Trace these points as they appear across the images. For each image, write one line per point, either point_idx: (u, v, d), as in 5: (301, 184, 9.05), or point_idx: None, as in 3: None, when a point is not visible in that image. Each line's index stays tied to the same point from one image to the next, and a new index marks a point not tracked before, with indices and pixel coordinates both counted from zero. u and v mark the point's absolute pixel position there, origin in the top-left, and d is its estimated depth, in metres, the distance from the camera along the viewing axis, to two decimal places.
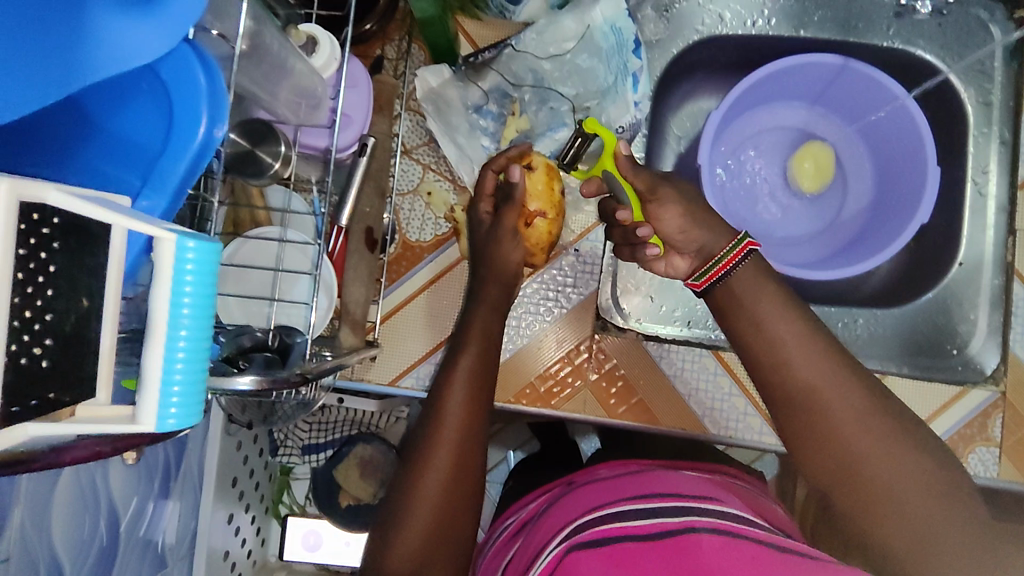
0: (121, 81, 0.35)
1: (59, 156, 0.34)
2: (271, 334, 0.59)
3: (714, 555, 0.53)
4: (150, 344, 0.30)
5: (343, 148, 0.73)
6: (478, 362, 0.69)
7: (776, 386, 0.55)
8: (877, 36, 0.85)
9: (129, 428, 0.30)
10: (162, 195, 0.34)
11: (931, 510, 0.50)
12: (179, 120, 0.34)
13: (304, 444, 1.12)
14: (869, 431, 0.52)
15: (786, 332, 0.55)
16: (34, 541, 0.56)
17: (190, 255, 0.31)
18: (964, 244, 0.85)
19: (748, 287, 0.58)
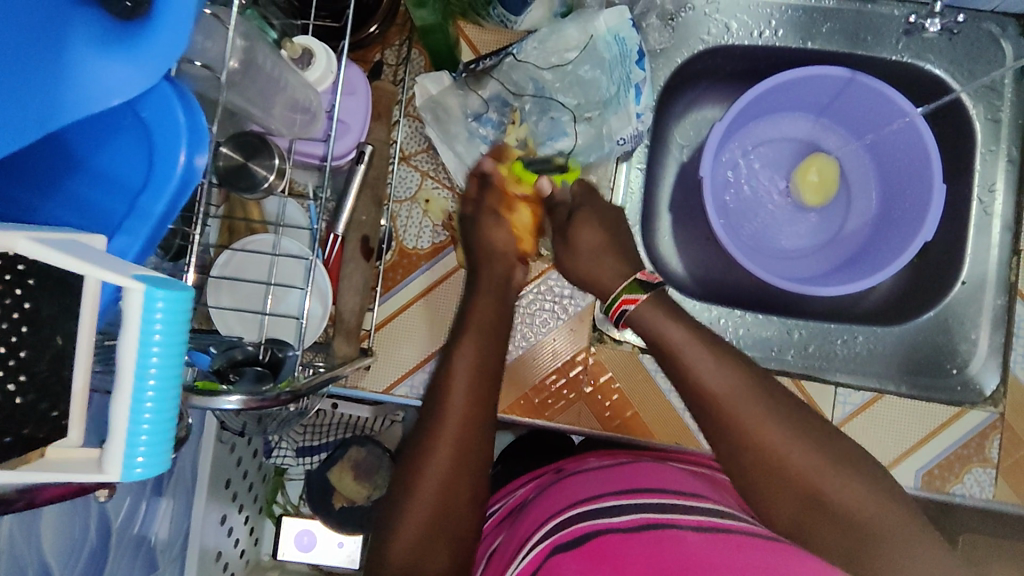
0: (104, 118, 0.35)
1: (42, 192, 0.35)
2: (262, 347, 0.59)
3: (699, 547, 0.53)
4: (118, 393, 0.29)
5: (340, 156, 0.73)
6: (476, 361, 0.69)
7: (727, 441, 0.60)
8: (886, 49, 0.84)
9: (93, 476, 0.29)
10: (137, 235, 0.33)
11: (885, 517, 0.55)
12: (159, 155, 0.34)
13: (299, 446, 1.10)
14: (809, 457, 0.58)
15: (730, 387, 0.60)
16: (24, 548, 0.55)
17: (157, 306, 0.29)
18: (968, 264, 0.84)
19: (687, 347, 0.63)
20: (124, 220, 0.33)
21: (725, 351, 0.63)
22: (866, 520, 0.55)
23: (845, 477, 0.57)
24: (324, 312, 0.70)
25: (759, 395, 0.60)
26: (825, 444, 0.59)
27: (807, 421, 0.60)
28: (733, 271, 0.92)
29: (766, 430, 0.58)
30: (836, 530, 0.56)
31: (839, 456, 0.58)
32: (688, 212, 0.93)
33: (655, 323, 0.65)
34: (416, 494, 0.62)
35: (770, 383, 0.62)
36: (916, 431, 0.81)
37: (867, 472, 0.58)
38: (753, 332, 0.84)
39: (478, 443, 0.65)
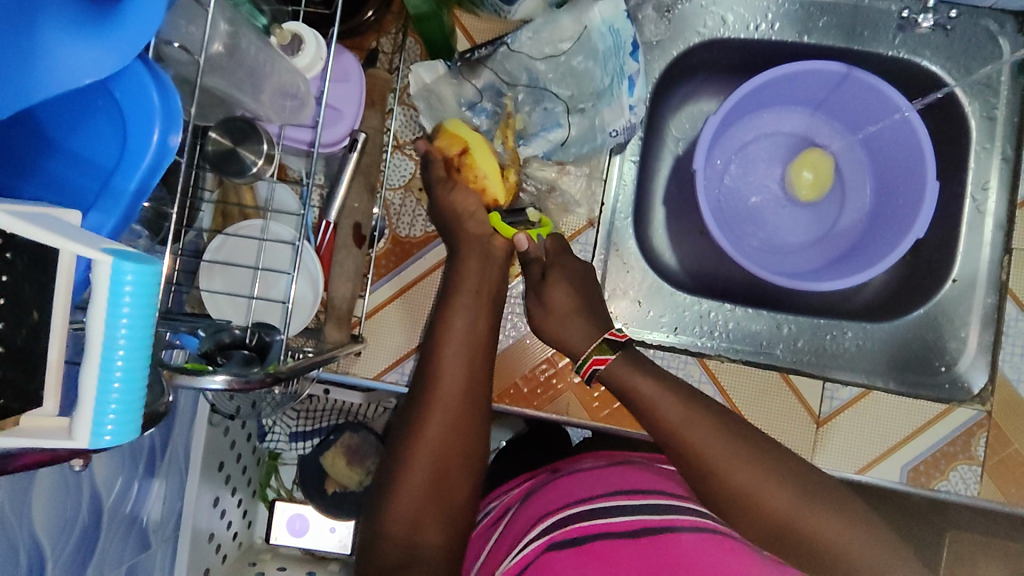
0: (79, 99, 0.36)
1: (16, 169, 0.35)
2: (249, 331, 0.59)
3: (694, 548, 0.57)
4: (87, 364, 0.30)
5: (331, 145, 0.74)
6: (467, 333, 0.72)
7: (700, 482, 0.62)
8: (882, 45, 0.84)
9: (63, 443, 0.30)
10: (112, 211, 0.35)
11: (822, 516, 0.59)
12: (132, 133, 0.35)
13: (292, 431, 1.14)
14: (747, 467, 0.61)
15: (677, 416, 0.65)
16: (14, 524, 0.56)
17: (127, 277, 0.30)
18: (959, 261, 0.84)
19: (657, 398, 0.67)
20: (98, 198, 0.35)
21: (691, 398, 0.67)
22: (837, 549, 0.58)
23: (814, 508, 0.59)
24: (315, 297, 0.71)
25: (722, 435, 0.63)
26: (768, 456, 0.63)
27: (773, 456, 0.63)
28: (726, 265, 0.92)
29: (733, 469, 0.61)
30: (809, 558, 0.59)
31: (808, 489, 0.61)
32: (681, 205, 0.93)
33: (624, 377, 0.69)
34: (409, 473, 0.64)
35: (736, 422, 0.65)
36: (901, 428, 0.81)
37: (837, 500, 0.60)
38: (742, 326, 0.85)
39: (472, 422, 0.68)
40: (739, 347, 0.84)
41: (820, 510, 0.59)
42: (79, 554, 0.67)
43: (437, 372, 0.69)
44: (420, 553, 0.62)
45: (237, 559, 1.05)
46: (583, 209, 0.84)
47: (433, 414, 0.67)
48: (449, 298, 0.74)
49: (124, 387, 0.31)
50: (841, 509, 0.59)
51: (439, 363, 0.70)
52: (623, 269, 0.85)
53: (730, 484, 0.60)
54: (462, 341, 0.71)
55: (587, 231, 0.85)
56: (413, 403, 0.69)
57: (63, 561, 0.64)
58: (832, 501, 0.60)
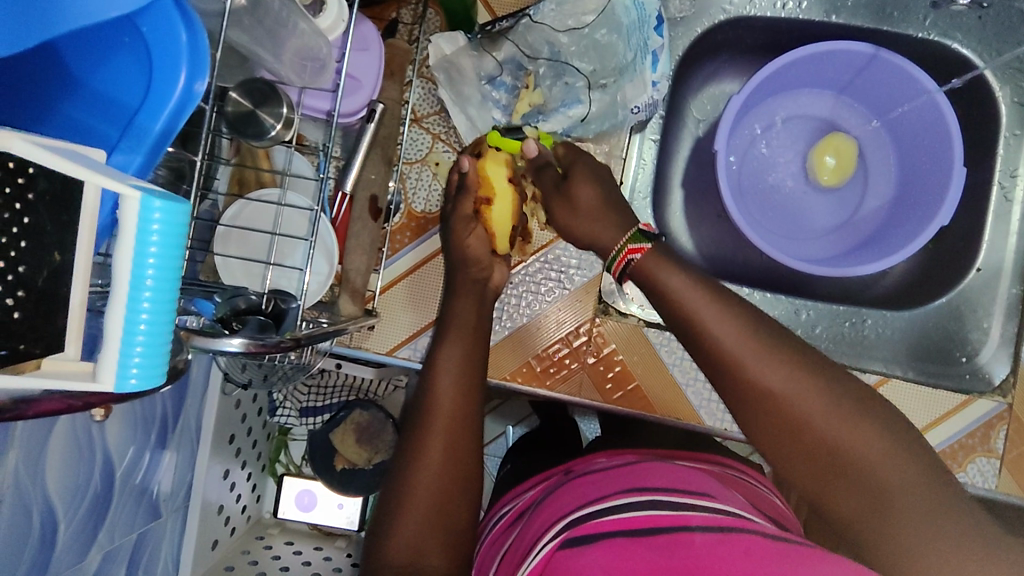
0: (106, 34, 0.35)
1: (40, 108, 0.36)
2: (265, 298, 0.58)
3: (707, 550, 0.52)
4: (113, 302, 0.30)
5: (349, 115, 0.73)
6: (462, 362, 0.72)
7: (728, 382, 0.55)
8: (912, 26, 0.82)
9: (88, 386, 0.30)
10: (137, 150, 0.34)
11: (815, 397, 0.52)
12: (157, 75, 0.34)
13: (301, 406, 1.13)
14: (748, 338, 0.55)
15: (683, 284, 0.59)
16: (28, 485, 0.56)
17: (155, 216, 0.30)
18: (984, 251, 0.82)
19: (682, 291, 0.59)
20: (122, 136, 0.34)
21: (724, 294, 0.59)
22: (878, 464, 0.49)
23: (813, 390, 0.52)
24: (331, 269, 0.70)
25: (755, 330, 0.55)
26: (775, 337, 0.55)
27: (813, 359, 0.54)
28: (744, 249, 0.91)
29: (765, 367, 0.53)
30: (847, 481, 0.50)
31: (851, 400, 0.52)
32: (700, 187, 0.92)
33: (652, 266, 0.62)
34: (407, 505, 0.63)
35: (773, 324, 0.56)
36: (921, 418, 0.80)
37: (882, 413, 0.52)
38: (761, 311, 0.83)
39: (467, 443, 0.67)
40: None
41: (859, 420, 0.50)
42: (91, 519, 0.67)
43: (436, 372, 0.71)
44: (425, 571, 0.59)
45: (245, 533, 1.05)
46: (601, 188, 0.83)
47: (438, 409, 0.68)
48: (447, 322, 0.75)
49: (151, 328, 0.31)
50: (842, 394, 0.52)
51: (433, 390, 0.70)
52: None
53: (721, 351, 0.55)
54: (456, 369, 0.71)
55: None
56: (413, 428, 0.68)
57: (75, 525, 0.64)
58: (876, 417, 0.51)
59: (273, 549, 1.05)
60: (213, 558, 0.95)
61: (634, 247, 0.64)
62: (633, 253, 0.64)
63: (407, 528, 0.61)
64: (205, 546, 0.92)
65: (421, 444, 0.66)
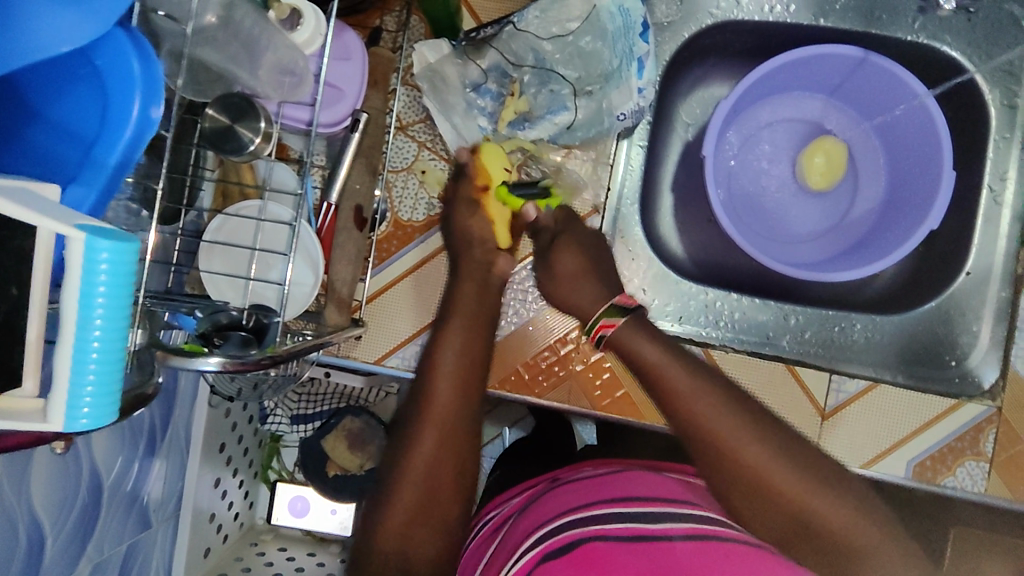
0: (62, 67, 0.35)
1: (0, 148, 0.35)
2: (247, 312, 0.58)
3: (688, 558, 0.55)
4: (62, 341, 0.29)
5: (331, 125, 0.71)
6: (464, 347, 0.71)
7: (702, 451, 0.62)
8: (901, 29, 0.81)
9: (38, 425, 0.30)
10: (93, 184, 0.34)
11: (769, 455, 0.60)
12: (113, 104, 0.34)
13: (293, 413, 1.12)
14: (711, 402, 0.63)
15: (658, 355, 0.68)
16: (12, 503, 0.56)
17: (102, 256, 0.29)
18: (973, 254, 0.82)
19: (657, 361, 0.67)
20: (78, 170, 0.34)
21: (698, 368, 0.67)
22: (824, 516, 0.58)
23: (767, 450, 0.60)
24: (315, 279, 0.70)
25: (721, 401, 0.63)
26: (734, 400, 0.63)
27: (778, 428, 0.62)
28: (734, 254, 0.91)
29: (738, 440, 0.60)
30: (808, 539, 0.58)
31: (812, 468, 0.60)
32: (690, 192, 0.91)
33: (629, 340, 0.70)
34: (395, 498, 0.63)
35: (742, 395, 0.64)
36: (907, 423, 0.80)
37: (828, 472, 0.60)
38: (750, 316, 0.83)
39: (459, 443, 0.66)
40: (745, 338, 0.83)
41: (819, 486, 0.59)
42: (79, 532, 0.67)
43: (431, 366, 0.69)
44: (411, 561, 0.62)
45: (238, 539, 1.05)
46: (589, 194, 0.83)
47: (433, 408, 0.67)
48: (448, 313, 0.74)
49: (101, 367, 0.30)
50: (791, 454, 0.60)
51: (434, 376, 0.68)
52: (627, 257, 0.83)
53: (689, 414, 0.63)
54: (459, 356, 0.70)
55: (592, 217, 0.83)
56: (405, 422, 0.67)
57: (62, 539, 0.64)
58: (833, 481, 0.60)
59: (266, 555, 1.05)
60: (206, 566, 0.95)
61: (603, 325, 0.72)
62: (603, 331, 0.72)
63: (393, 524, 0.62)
64: (197, 554, 0.92)
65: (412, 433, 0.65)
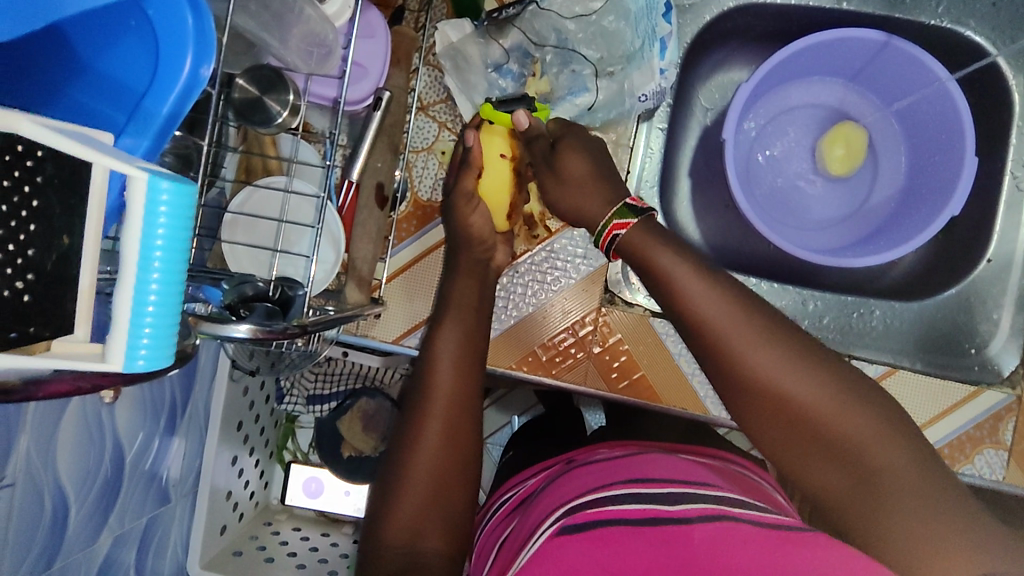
0: (107, 17, 0.34)
1: (47, 93, 0.36)
2: (272, 285, 0.58)
3: (707, 542, 0.51)
4: (122, 282, 0.30)
5: (356, 102, 0.72)
6: (461, 345, 0.72)
7: (717, 367, 0.55)
8: (925, 13, 0.81)
9: (97, 366, 0.30)
10: (144, 133, 0.35)
11: (794, 371, 0.52)
12: (164, 59, 0.34)
13: (309, 394, 1.13)
14: (729, 310, 0.55)
15: (674, 263, 0.59)
16: (40, 469, 0.57)
17: (163, 197, 0.30)
18: (994, 241, 0.81)
19: (670, 267, 0.59)
20: (129, 121, 0.35)
21: (714, 274, 0.58)
22: (856, 442, 0.50)
23: (793, 367, 0.52)
24: (338, 255, 0.71)
25: (741, 309, 0.55)
26: (755, 313, 0.55)
27: (810, 343, 0.55)
28: (752, 239, 0.90)
29: (762, 355, 0.53)
30: (843, 475, 0.51)
31: (849, 389, 0.52)
32: (709, 178, 0.91)
33: (643, 245, 0.62)
34: (403, 492, 0.63)
35: (767, 311, 0.56)
36: (927, 409, 0.80)
37: (867, 400, 0.52)
38: (767, 301, 0.83)
39: (467, 428, 0.67)
40: None
41: (854, 409, 0.51)
42: (102, 503, 0.68)
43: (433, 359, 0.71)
44: (422, 552, 0.60)
45: (254, 518, 1.06)
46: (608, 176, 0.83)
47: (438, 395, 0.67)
48: (448, 302, 0.75)
49: (159, 307, 0.31)
50: (822, 371, 0.53)
51: (433, 374, 0.69)
52: None
53: (701, 321, 0.56)
54: (454, 350, 0.71)
55: None
56: (411, 410, 0.68)
57: (86, 509, 0.65)
58: (876, 409, 0.52)
59: (280, 535, 1.06)
60: (222, 543, 0.96)
61: (617, 224, 0.64)
62: (618, 230, 0.64)
63: (406, 509, 0.62)
64: (213, 532, 0.93)
65: (416, 427, 0.66)
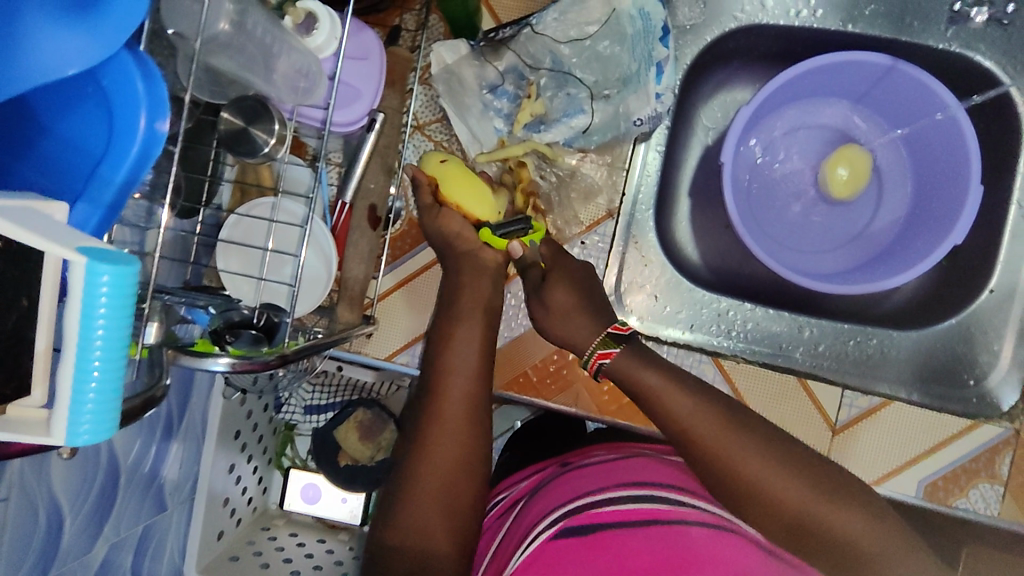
0: (65, 88, 0.36)
1: (19, 153, 0.36)
2: (258, 312, 0.59)
3: (702, 542, 0.57)
4: (64, 359, 0.30)
5: (347, 124, 0.71)
6: (477, 353, 0.71)
7: (714, 477, 0.61)
8: (932, 37, 0.79)
9: (41, 439, 0.30)
10: (98, 204, 0.36)
11: (769, 466, 0.60)
12: (119, 121, 0.36)
13: (307, 404, 1.16)
14: (702, 417, 0.63)
15: (657, 375, 0.67)
16: (32, 485, 0.58)
17: (103, 280, 0.29)
18: (998, 271, 0.79)
19: (657, 383, 0.66)
20: (86, 188, 0.36)
21: (690, 383, 0.67)
22: (834, 521, 0.57)
23: (768, 461, 0.60)
24: (327, 274, 0.71)
25: (713, 410, 0.64)
26: (729, 414, 0.63)
27: (779, 439, 0.62)
28: (750, 260, 0.89)
29: (747, 459, 0.60)
30: (829, 552, 0.58)
31: (826, 478, 0.60)
32: (707, 198, 0.90)
33: (629, 368, 0.68)
34: (409, 501, 0.63)
35: (750, 416, 0.64)
36: (921, 441, 0.79)
37: (838, 482, 0.60)
38: (762, 327, 0.82)
39: (477, 434, 0.67)
40: (757, 349, 0.82)
41: (829, 494, 0.58)
42: (96, 515, 0.69)
43: (444, 368, 0.70)
44: (431, 555, 0.60)
45: (251, 523, 1.08)
46: (603, 199, 0.83)
47: (453, 399, 0.68)
48: (450, 307, 0.75)
49: (102, 383, 0.31)
50: (796, 462, 0.61)
51: (445, 380, 0.69)
52: (641, 262, 0.82)
53: (680, 422, 0.64)
54: (468, 359, 0.71)
55: (606, 221, 0.83)
56: (420, 415, 0.68)
57: (80, 520, 0.67)
58: (852, 495, 0.59)
59: (277, 540, 1.08)
60: (218, 549, 0.97)
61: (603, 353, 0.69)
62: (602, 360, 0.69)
63: (414, 513, 0.62)
64: (211, 537, 0.95)
65: (427, 437, 0.65)
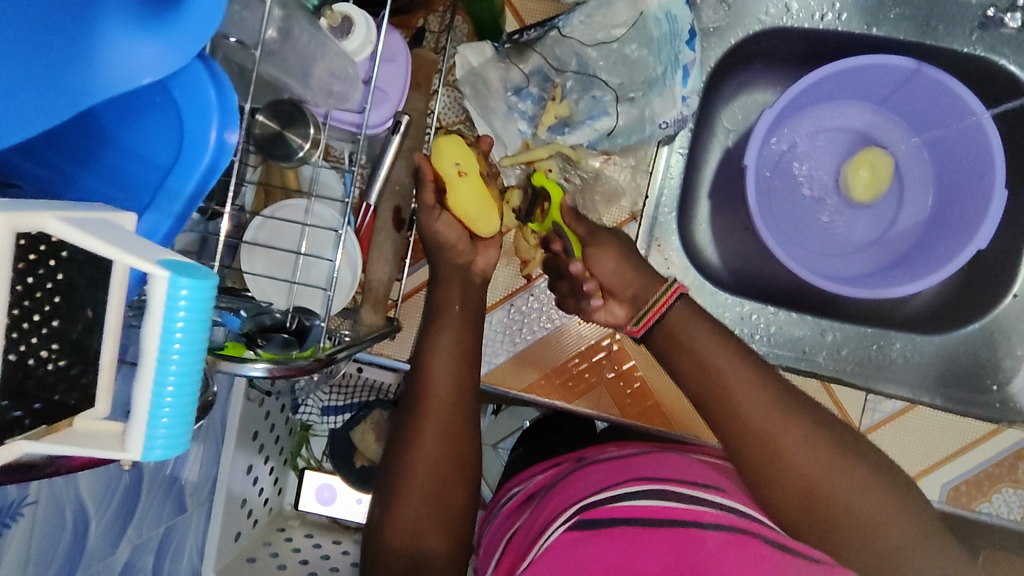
0: (137, 99, 0.37)
1: (85, 161, 0.37)
2: (289, 315, 0.58)
3: (716, 551, 0.56)
4: (141, 374, 0.30)
5: (376, 126, 0.71)
6: (455, 354, 0.70)
7: (743, 441, 0.62)
8: (957, 41, 0.79)
9: (117, 454, 0.31)
10: (167, 213, 0.36)
11: (802, 436, 0.61)
12: (192, 131, 0.37)
13: (324, 405, 1.16)
14: (747, 380, 0.63)
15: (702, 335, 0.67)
16: (62, 487, 0.58)
17: (182, 292, 0.30)
18: (1021, 276, 0.80)
19: (701, 343, 0.66)
20: (154, 198, 0.36)
21: (737, 347, 0.66)
22: (853, 499, 0.59)
23: (800, 432, 0.61)
24: (354, 278, 0.70)
25: (754, 371, 0.64)
26: (773, 383, 0.64)
27: (815, 414, 0.63)
28: (771, 262, 0.89)
29: (780, 425, 0.61)
30: (849, 538, 0.59)
31: (855, 457, 0.61)
32: (728, 201, 0.90)
33: (683, 322, 0.68)
34: (399, 503, 0.64)
35: (789, 388, 0.65)
36: (945, 446, 0.81)
37: (866, 461, 0.61)
38: (786, 330, 0.82)
39: (464, 435, 0.68)
40: (781, 353, 0.82)
41: (856, 471, 0.60)
42: (121, 517, 0.69)
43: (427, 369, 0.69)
44: (426, 556, 0.63)
45: (267, 524, 1.08)
46: (626, 201, 0.83)
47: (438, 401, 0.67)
48: (437, 311, 0.72)
49: (177, 397, 0.31)
50: (828, 435, 0.62)
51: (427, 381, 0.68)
52: (663, 265, 0.82)
53: (719, 380, 0.64)
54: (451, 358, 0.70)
55: (630, 224, 0.83)
56: (406, 415, 0.68)
57: (105, 522, 0.66)
58: (875, 472, 0.60)
59: (293, 541, 1.07)
60: (236, 549, 0.96)
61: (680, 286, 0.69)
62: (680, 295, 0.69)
63: (405, 515, 0.64)
64: (228, 538, 0.94)
65: (412, 439, 0.66)
